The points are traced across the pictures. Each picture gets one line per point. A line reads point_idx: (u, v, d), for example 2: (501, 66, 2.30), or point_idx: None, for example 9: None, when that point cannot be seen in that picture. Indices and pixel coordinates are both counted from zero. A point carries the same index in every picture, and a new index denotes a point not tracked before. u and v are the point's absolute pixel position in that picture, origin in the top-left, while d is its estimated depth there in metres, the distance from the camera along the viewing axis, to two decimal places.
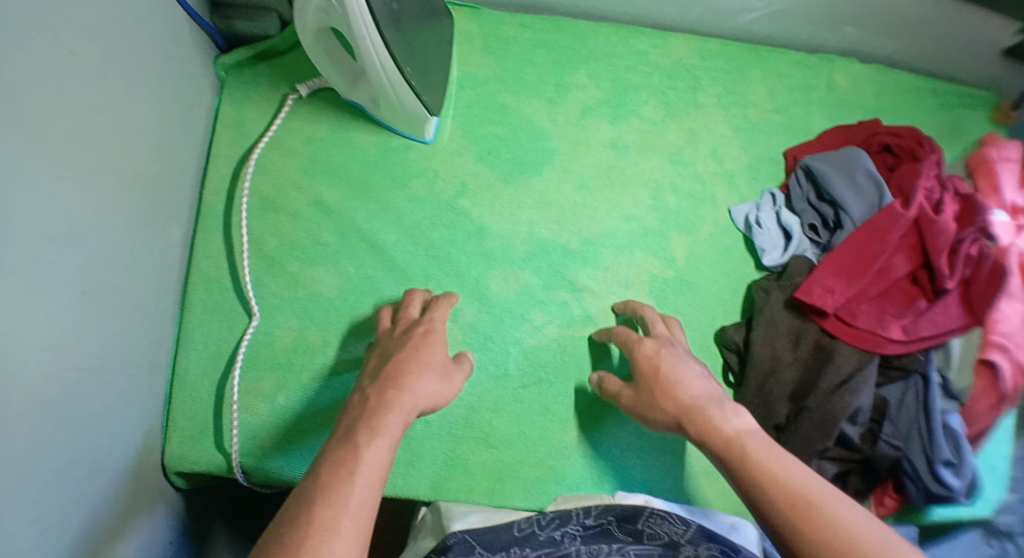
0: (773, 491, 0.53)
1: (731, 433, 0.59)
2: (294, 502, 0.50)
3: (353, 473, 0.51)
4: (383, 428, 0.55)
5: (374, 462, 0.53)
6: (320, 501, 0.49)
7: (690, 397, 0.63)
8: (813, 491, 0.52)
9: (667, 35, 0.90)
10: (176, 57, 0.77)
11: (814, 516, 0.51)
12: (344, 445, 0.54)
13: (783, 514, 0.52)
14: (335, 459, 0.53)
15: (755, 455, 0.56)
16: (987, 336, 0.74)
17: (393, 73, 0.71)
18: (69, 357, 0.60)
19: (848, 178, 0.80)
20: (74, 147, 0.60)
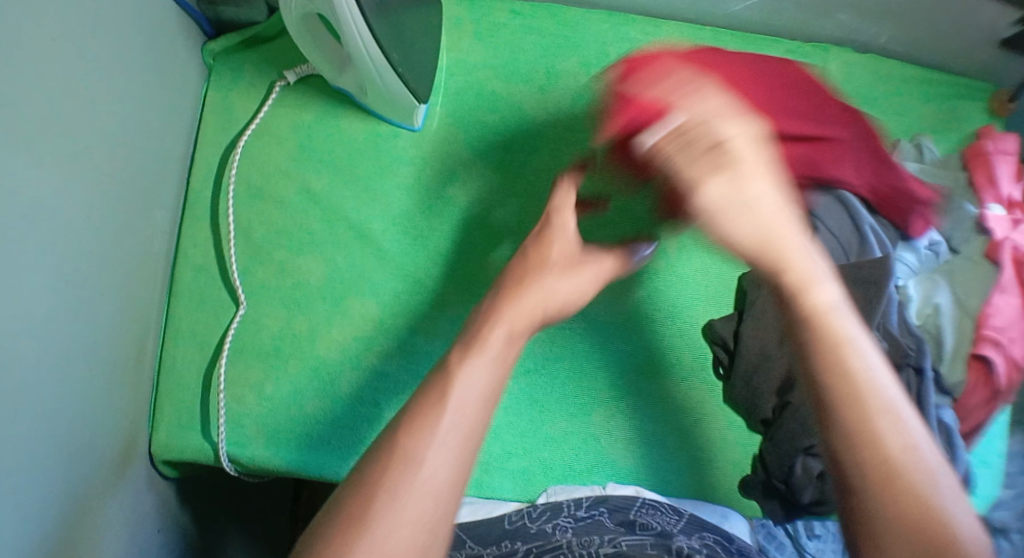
0: (850, 413, 0.43)
1: (823, 305, 0.48)
2: (397, 431, 0.44)
3: (446, 405, 0.45)
4: (484, 349, 0.49)
5: (486, 392, 0.47)
6: (409, 453, 0.42)
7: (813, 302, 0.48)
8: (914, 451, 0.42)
9: (658, 22, 0.90)
10: (162, 43, 0.76)
11: (895, 482, 0.41)
12: (480, 356, 0.49)
13: (868, 470, 0.42)
14: (447, 384, 0.46)
15: (831, 382, 0.44)
16: (980, 329, 0.74)
17: (379, 60, 0.70)
18: (52, 347, 0.59)
19: (812, 180, 0.80)
20: (58, 131, 0.60)
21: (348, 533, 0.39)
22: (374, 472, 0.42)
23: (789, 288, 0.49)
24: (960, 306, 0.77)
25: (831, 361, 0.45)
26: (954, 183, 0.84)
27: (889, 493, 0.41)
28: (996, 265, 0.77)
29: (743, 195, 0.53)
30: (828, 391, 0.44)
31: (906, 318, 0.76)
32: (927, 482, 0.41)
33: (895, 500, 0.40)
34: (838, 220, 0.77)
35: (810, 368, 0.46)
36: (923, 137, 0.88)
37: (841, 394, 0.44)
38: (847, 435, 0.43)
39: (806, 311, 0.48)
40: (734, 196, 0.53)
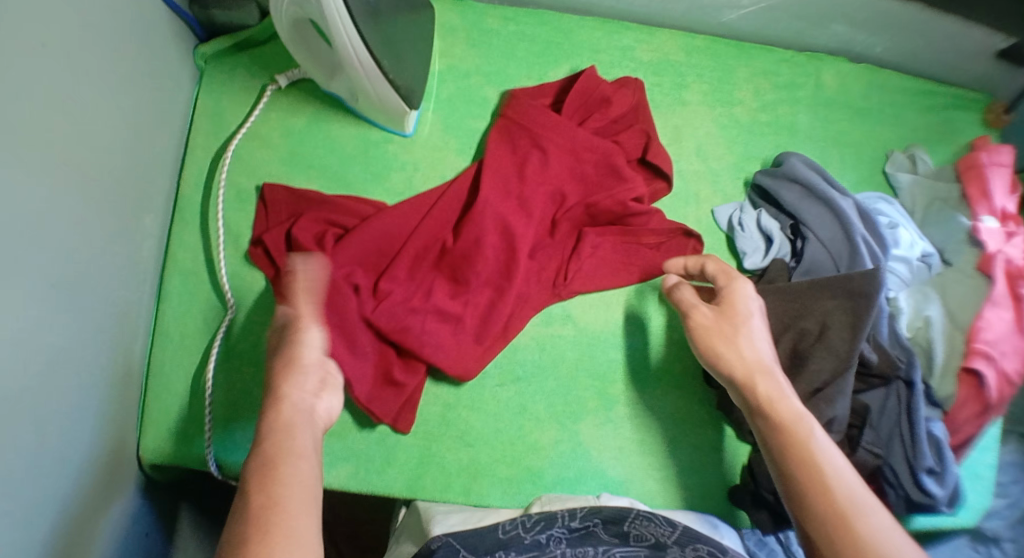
0: (823, 501, 0.52)
1: (792, 415, 0.59)
2: (259, 485, 0.47)
3: (278, 450, 0.50)
4: (284, 460, 0.49)
5: (309, 445, 0.52)
6: (275, 508, 0.46)
7: (785, 412, 0.59)
8: (853, 497, 0.52)
9: (653, 30, 0.89)
10: (154, 45, 0.76)
11: (850, 526, 0.50)
12: (289, 410, 0.54)
13: (827, 522, 0.51)
14: (268, 445, 0.51)
15: (802, 459, 0.55)
16: (970, 344, 0.73)
17: (370, 67, 0.70)
18: (41, 352, 0.59)
19: (803, 190, 0.80)
20: (48, 134, 0.59)
21: (261, 532, 0.44)
22: (258, 530, 0.44)
23: (763, 402, 0.60)
24: (950, 319, 0.77)
25: (803, 466, 0.55)
26: (947, 195, 0.84)
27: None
28: (989, 278, 0.76)
29: (743, 326, 0.66)
30: (805, 488, 0.54)
31: (897, 329, 0.76)
32: (861, 514, 0.51)
33: (841, 539, 0.50)
34: (830, 230, 0.77)
35: (788, 475, 0.56)
36: (917, 147, 0.89)
37: (804, 476, 0.54)
38: (827, 533, 0.51)
39: (783, 420, 0.58)
40: (722, 323, 0.66)
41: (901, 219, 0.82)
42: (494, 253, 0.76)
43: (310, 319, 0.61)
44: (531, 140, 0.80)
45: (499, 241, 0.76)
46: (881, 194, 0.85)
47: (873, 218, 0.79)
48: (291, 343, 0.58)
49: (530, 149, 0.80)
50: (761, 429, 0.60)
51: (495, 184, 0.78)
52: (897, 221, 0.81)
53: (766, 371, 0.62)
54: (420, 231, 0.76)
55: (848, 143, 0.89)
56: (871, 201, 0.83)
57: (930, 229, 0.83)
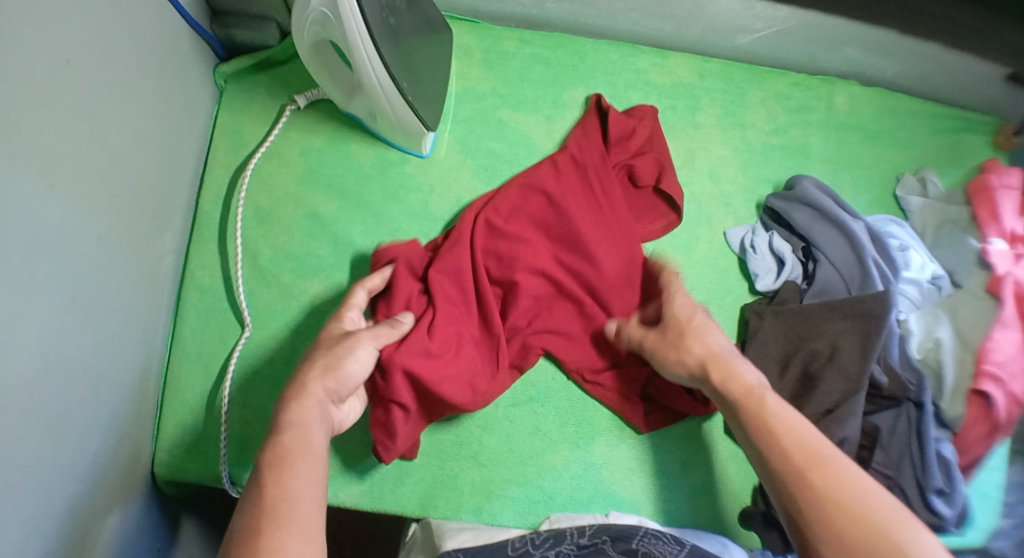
0: (783, 457, 0.56)
1: (746, 388, 0.62)
2: (271, 479, 0.51)
3: (296, 456, 0.53)
4: (295, 460, 0.53)
5: (319, 443, 0.56)
6: (284, 502, 0.49)
7: (744, 385, 0.63)
8: (818, 448, 0.56)
9: (667, 53, 0.91)
10: (175, 65, 0.77)
11: (814, 471, 0.54)
12: (297, 420, 0.56)
13: (790, 466, 0.55)
14: (284, 441, 0.54)
15: (763, 412, 0.60)
16: (980, 365, 0.74)
17: (390, 89, 0.71)
18: (56, 367, 0.60)
19: (814, 213, 0.80)
20: (65, 152, 0.60)
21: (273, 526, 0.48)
22: (262, 521, 0.48)
23: (718, 383, 0.64)
24: (960, 341, 0.77)
25: (762, 436, 0.58)
26: (958, 218, 0.84)
27: (830, 509, 0.51)
28: (998, 299, 0.76)
29: (688, 327, 0.69)
30: (768, 452, 0.57)
31: (907, 351, 0.77)
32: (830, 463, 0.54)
33: (806, 484, 0.53)
34: (842, 252, 0.78)
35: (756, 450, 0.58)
36: (928, 170, 0.90)
37: (763, 429, 0.59)
38: (789, 487, 0.54)
39: (738, 393, 0.62)
40: (669, 338, 0.69)
41: (911, 241, 0.83)
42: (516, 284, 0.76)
43: (376, 340, 0.66)
44: (565, 176, 0.80)
45: (524, 274, 0.76)
46: (892, 216, 0.86)
47: (884, 240, 0.80)
48: (348, 348, 0.63)
49: (565, 183, 0.80)
50: (720, 399, 0.64)
51: (520, 225, 0.78)
52: (908, 243, 0.82)
53: (716, 355, 0.66)
54: (446, 261, 0.75)
55: (859, 167, 0.90)
56: (882, 224, 0.84)
57: (941, 252, 0.84)
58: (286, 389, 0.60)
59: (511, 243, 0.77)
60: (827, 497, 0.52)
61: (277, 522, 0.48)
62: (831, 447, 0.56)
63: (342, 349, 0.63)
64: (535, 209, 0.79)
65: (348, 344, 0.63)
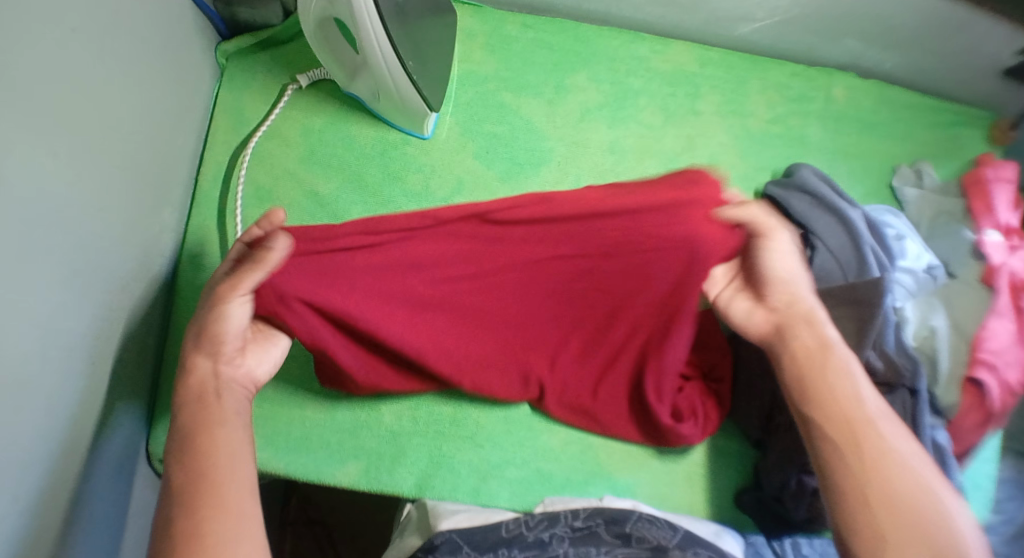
0: (835, 421, 0.58)
1: (823, 357, 0.61)
2: (188, 462, 0.53)
3: (212, 427, 0.55)
4: (206, 431, 0.55)
5: (234, 407, 0.58)
6: (211, 490, 0.52)
7: (809, 344, 0.62)
8: (870, 414, 0.58)
9: (668, 41, 0.92)
10: (179, 41, 0.77)
11: (861, 436, 0.57)
12: (200, 383, 0.58)
13: (843, 429, 0.58)
14: (184, 421, 0.56)
15: (830, 385, 0.60)
16: (975, 353, 0.74)
17: (394, 68, 0.71)
18: (62, 339, 0.59)
19: (812, 201, 0.81)
20: (70, 123, 0.59)
21: (197, 513, 0.50)
22: (190, 508, 0.50)
23: (814, 354, 0.62)
24: (956, 329, 0.77)
25: (822, 403, 0.59)
26: (953, 210, 0.85)
27: (864, 477, 0.55)
28: (993, 290, 0.77)
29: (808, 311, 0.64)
30: (824, 421, 0.59)
31: (902, 339, 0.77)
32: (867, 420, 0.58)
33: (859, 446, 0.57)
34: (840, 239, 0.78)
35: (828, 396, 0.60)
36: (924, 162, 0.91)
37: (827, 395, 0.59)
38: (836, 452, 0.57)
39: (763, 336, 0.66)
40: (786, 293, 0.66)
41: (907, 231, 0.84)
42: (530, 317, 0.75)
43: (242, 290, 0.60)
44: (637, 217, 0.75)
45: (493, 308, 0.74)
46: (888, 207, 0.87)
47: (881, 229, 0.81)
48: (216, 315, 0.59)
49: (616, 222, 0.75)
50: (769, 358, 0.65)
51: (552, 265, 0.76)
52: (904, 233, 0.83)
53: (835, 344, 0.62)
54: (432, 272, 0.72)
55: (855, 156, 0.91)
56: (879, 213, 0.85)
57: (935, 242, 0.85)
58: (179, 366, 0.59)
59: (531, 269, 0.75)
60: (857, 461, 0.56)
61: (200, 504, 0.51)
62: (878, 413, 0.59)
63: (217, 313, 0.59)
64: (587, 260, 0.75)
65: (218, 307, 0.59)
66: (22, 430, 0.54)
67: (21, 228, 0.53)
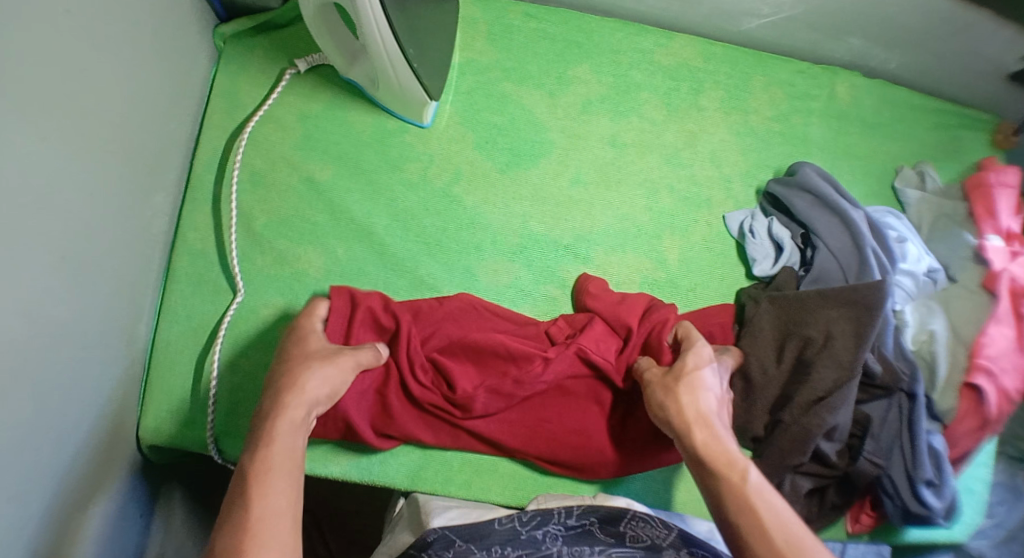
0: (738, 517, 0.51)
1: (717, 446, 0.57)
2: (246, 495, 0.49)
3: (280, 465, 0.52)
4: (271, 466, 0.52)
5: (300, 462, 0.54)
6: (259, 519, 0.48)
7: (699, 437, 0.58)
8: (761, 509, 0.51)
9: (672, 35, 0.90)
10: (176, 22, 0.76)
11: (760, 533, 0.50)
12: (285, 425, 0.55)
13: (743, 531, 0.51)
14: (263, 457, 0.52)
15: (727, 472, 0.54)
16: (973, 358, 0.73)
17: (395, 54, 0.70)
18: (53, 325, 0.58)
19: (814, 200, 0.80)
20: (66, 105, 0.58)
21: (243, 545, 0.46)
22: (233, 541, 0.46)
23: (697, 443, 0.58)
24: (954, 333, 0.76)
25: (721, 495, 0.53)
26: (954, 213, 0.85)
27: None
28: (993, 295, 0.76)
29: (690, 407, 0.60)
30: (735, 517, 0.52)
31: (901, 342, 0.77)
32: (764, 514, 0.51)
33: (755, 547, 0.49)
34: (841, 240, 0.77)
35: (736, 532, 0.51)
36: (927, 164, 0.90)
37: (718, 488, 0.54)
38: (746, 551, 0.50)
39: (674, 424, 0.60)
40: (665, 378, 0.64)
41: (908, 233, 0.83)
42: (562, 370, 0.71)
43: (325, 358, 0.62)
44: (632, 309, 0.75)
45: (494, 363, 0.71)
46: (890, 208, 0.86)
47: (882, 230, 0.80)
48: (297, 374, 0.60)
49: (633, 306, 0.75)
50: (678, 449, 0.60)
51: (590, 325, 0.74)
52: (905, 236, 0.82)
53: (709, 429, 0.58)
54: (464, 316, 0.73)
55: (858, 156, 0.90)
56: (880, 215, 0.84)
57: (935, 245, 0.84)
58: (265, 408, 0.57)
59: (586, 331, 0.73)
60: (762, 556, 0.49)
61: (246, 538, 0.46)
62: (778, 509, 0.51)
63: (301, 374, 0.60)
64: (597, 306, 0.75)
65: (292, 373, 0.60)
66: (12, 417, 0.52)
67: (15, 212, 0.52)
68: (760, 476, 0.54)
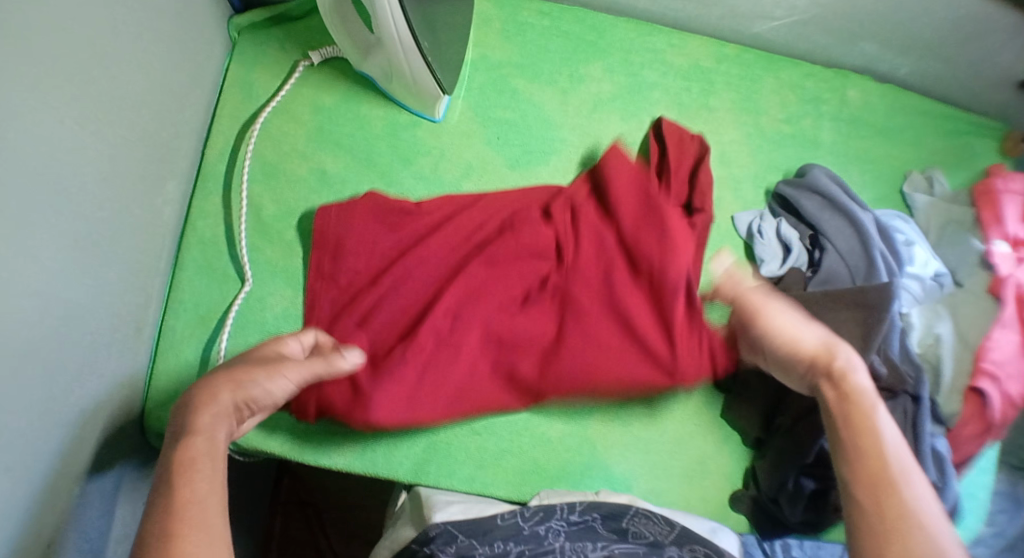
0: (871, 462, 0.53)
1: (855, 385, 0.57)
2: (173, 481, 0.46)
3: (206, 455, 0.48)
4: (207, 449, 0.48)
5: (223, 446, 0.50)
6: (181, 510, 0.44)
7: (847, 382, 0.57)
8: (897, 468, 0.52)
9: (684, 35, 0.91)
10: (192, 11, 0.76)
11: (892, 489, 0.51)
12: (207, 415, 0.50)
13: (870, 470, 0.52)
14: (193, 443, 0.48)
15: (862, 414, 0.55)
16: (978, 362, 0.74)
17: (409, 47, 0.70)
18: (62, 307, 0.58)
19: (824, 203, 0.81)
20: (81, 87, 0.58)
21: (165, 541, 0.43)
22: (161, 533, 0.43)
23: (828, 371, 0.58)
24: (960, 337, 0.77)
25: (855, 430, 0.55)
26: (961, 219, 0.85)
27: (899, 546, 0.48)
28: (998, 300, 0.77)
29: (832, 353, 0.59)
30: (855, 454, 0.54)
31: (907, 346, 0.77)
32: (901, 470, 0.52)
33: (887, 501, 0.50)
34: (850, 242, 0.78)
35: (851, 458, 0.54)
36: (935, 170, 0.90)
37: (851, 424, 0.55)
38: (872, 505, 0.50)
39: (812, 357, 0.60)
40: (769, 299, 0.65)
41: (916, 237, 0.83)
42: (535, 269, 0.76)
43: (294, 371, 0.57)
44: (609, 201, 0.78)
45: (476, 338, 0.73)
46: (898, 212, 0.86)
47: (890, 234, 0.81)
48: (270, 374, 0.55)
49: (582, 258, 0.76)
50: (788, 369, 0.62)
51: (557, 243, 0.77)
52: (913, 239, 0.83)
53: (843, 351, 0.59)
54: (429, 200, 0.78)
55: (866, 160, 0.91)
56: (888, 218, 0.85)
57: (941, 250, 0.85)
58: (179, 409, 0.51)
59: (527, 274, 0.76)
60: (899, 531, 0.48)
61: (169, 535, 0.43)
62: (913, 470, 0.52)
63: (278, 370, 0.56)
64: (608, 185, 0.78)
65: (270, 368, 0.55)
66: (21, 397, 0.52)
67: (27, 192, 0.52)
68: (892, 421, 0.55)
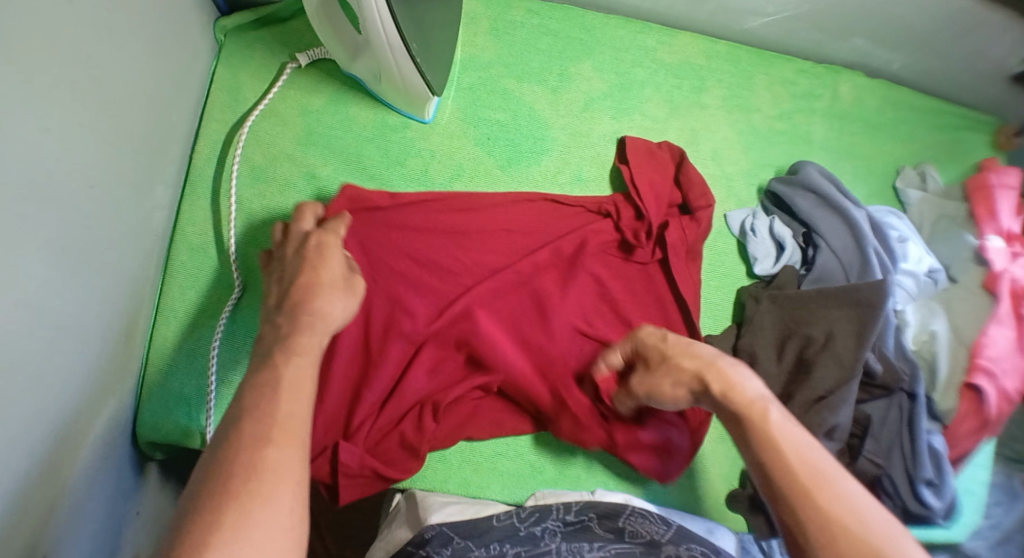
0: (785, 469, 0.50)
1: (747, 397, 0.55)
2: (246, 435, 0.45)
3: (280, 408, 0.47)
4: (282, 397, 0.48)
5: (306, 404, 0.49)
6: (255, 468, 0.43)
7: (741, 394, 0.56)
8: (812, 467, 0.49)
9: (675, 32, 0.90)
10: (176, 14, 0.75)
11: (814, 494, 0.48)
12: (290, 369, 0.50)
13: (789, 478, 0.49)
14: (277, 398, 0.47)
15: (762, 421, 0.53)
16: (974, 359, 0.73)
17: (397, 48, 0.70)
18: (48, 318, 0.57)
19: (816, 199, 0.80)
20: (65, 95, 0.58)
21: (233, 498, 0.41)
22: (227, 489, 0.42)
23: (717, 391, 0.57)
24: (955, 333, 0.76)
25: (762, 441, 0.52)
26: (955, 214, 0.84)
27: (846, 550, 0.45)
28: (994, 296, 0.76)
29: (722, 373, 0.58)
30: (769, 465, 0.51)
31: (902, 343, 0.77)
32: (817, 472, 0.49)
33: (817, 508, 0.47)
34: (843, 239, 0.77)
35: (770, 476, 0.50)
36: (928, 165, 0.90)
37: (758, 437, 0.52)
38: (799, 517, 0.47)
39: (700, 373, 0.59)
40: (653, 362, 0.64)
41: (910, 234, 0.83)
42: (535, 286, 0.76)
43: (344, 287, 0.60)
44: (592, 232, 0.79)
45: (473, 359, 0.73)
46: (891, 208, 0.86)
47: (883, 229, 0.80)
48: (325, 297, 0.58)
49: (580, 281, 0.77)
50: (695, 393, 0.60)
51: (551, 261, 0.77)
52: (906, 235, 0.82)
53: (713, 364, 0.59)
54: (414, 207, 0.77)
55: (859, 156, 0.90)
56: (881, 215, 0.84)
57: (936, 245, 0.84)
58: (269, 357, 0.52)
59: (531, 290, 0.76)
60: (840, 540, 0.45)
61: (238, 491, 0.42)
62: (829, 464, 0.50)
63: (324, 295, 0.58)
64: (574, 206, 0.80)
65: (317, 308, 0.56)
66: (11, 410, 0.52)
67: (10, 203, 0.51)
68: (792, 420, 0.53)
